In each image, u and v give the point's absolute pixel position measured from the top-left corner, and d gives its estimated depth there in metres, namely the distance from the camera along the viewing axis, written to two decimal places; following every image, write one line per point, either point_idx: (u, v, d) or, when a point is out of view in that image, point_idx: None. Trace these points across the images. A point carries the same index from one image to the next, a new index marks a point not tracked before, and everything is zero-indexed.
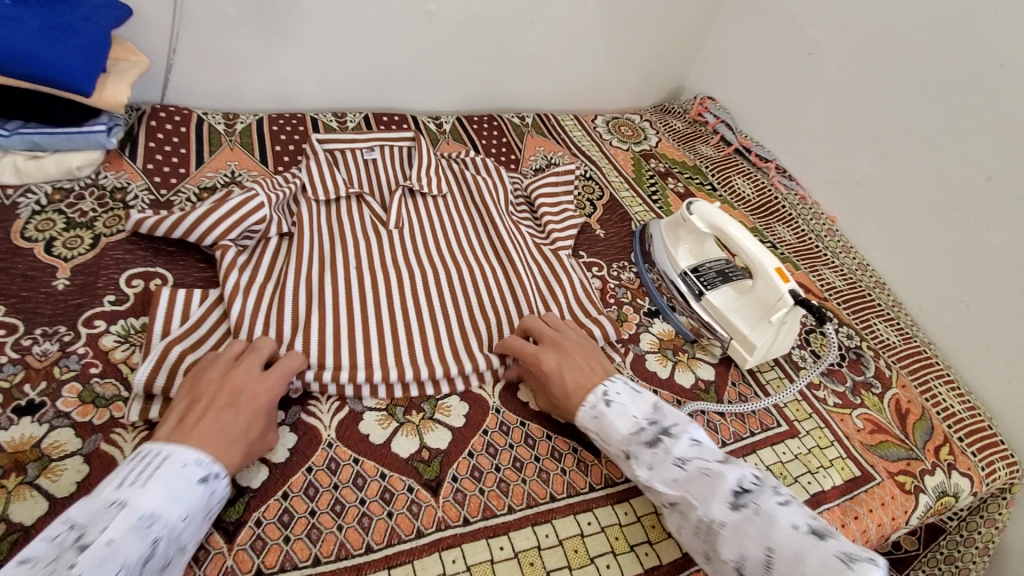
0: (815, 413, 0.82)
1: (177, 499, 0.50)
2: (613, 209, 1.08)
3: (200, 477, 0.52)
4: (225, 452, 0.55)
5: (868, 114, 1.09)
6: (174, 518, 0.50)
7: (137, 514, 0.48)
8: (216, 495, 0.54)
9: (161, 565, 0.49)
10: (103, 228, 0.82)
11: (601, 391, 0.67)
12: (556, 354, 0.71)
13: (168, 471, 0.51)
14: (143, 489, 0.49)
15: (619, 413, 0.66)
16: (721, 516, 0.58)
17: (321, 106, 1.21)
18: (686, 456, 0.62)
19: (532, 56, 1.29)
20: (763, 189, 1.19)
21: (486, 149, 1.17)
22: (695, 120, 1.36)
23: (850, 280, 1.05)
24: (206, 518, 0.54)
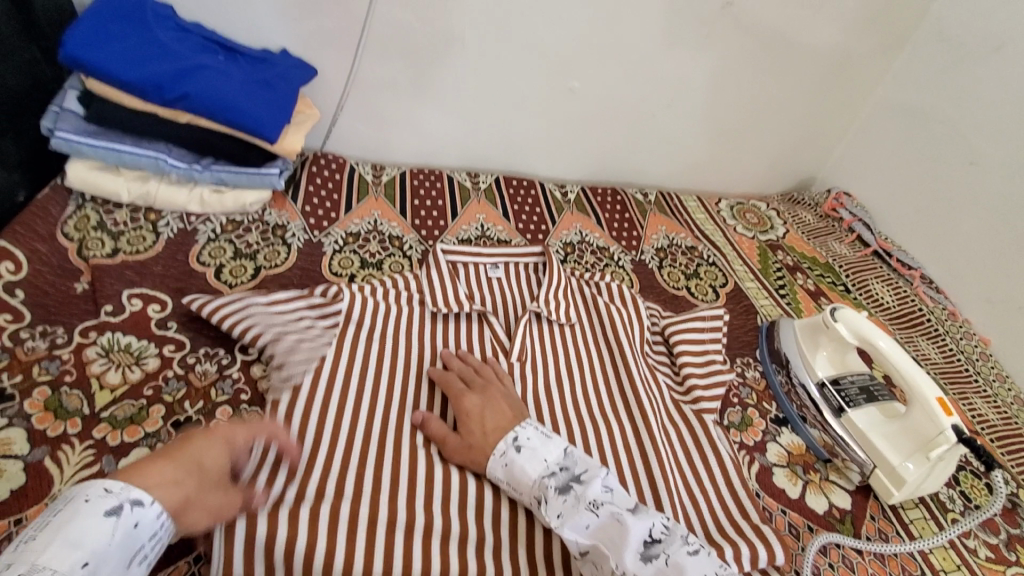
0: (965, 567, 0.70)
1: (74, 543, 0.41)
2: (738, 299, 1.04)
3: (108, 510, 0.43)
4: (171, 483, 0.49)
5: None
6: (71, 565, 0.40)
7: (15, 570, 0.38)
8: (137, 534, 0.45)
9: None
10: (264, 261, 0.90)
11: (511, 438, 0.66)
12: (481, 396, 0.72)
13: (67, 516, 0.42)
14: (33, 539, 0.40)
15: (528, 458, 0.64)
16: (631, 567, 0.54)
17: (456, 165, 1.28)
18: (598, 500, 0.60)
19: (664, 136, 1.31)
20: (904, 297, 1.10)
21: (609, 223, 1.18)
22: (827, 214, 1.31)
23: (1005, 415, 0.93)
24: (123, 565, 0.43)
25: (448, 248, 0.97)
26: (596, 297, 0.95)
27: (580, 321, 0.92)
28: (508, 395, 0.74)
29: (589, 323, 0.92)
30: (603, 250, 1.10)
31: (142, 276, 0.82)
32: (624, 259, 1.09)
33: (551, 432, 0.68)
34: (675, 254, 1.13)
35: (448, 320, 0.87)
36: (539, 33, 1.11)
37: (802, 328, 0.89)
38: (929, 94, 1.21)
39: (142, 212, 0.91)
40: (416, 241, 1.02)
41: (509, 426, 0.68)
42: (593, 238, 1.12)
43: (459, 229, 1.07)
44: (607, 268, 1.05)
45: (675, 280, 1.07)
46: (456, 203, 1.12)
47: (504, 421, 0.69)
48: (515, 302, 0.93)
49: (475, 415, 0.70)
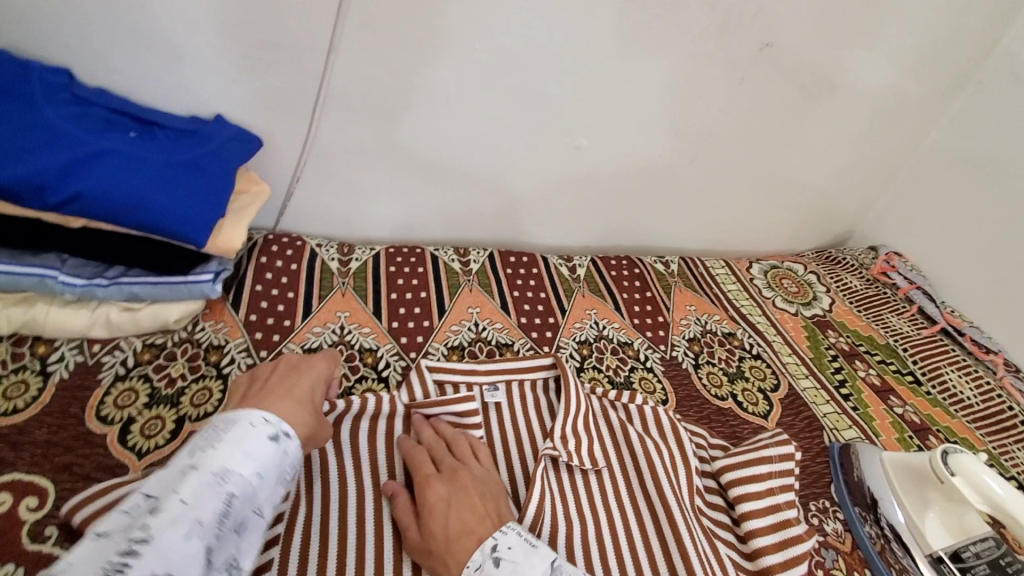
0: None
1: (250, 455, 0.46)
2: (797, 409, 0.85)
3: (269, 436, 0.49)
4: (296, 411, 0.53)
5: None
6: (248, 474, 0.45)
7: (209, 471, 0.44)
8: (289, 456, 0.50)
9: (239, 527, 0.44)
10: (190, 406, 0.68)
11: (489, 547, 0.52)
12: (446, 483, 0.59)
13: (239, 429, 0.48)
14: (215, 450, 0.45)
15: (507, 575, 0.50)
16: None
17: (442, 237, 1.07)
18: None
19: (685, 194, 1.12)
20: (988, 391, 0.92)
21: (629, 305, 0.98)
22: (876, 278, 1.12)
23: None
24: (280, 482, 0.49)
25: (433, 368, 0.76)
26: (625, 424, 0.76)
27: (610, 463, 0.72)
28: (482, 479, 0.61)
29: (619, 461, 0.72)
30: (626, 346, 0.90)
31: (16, 451, 0.59)
32: (652, 357, 0.90)
33: (537, 540, 0.54)
34: (710, 346, 0.93)
35: None
36: (539, 86, 0.91)
37: (896, 467, 0.69)
38: (998, 144, 1.03)
39: (28, 345, 0.69)
40: (393, 354, 0.81)
41: (482, 531, 0.54)
42: (612, 330, 0.93)
43: (447, 332, 0.85)
44: (634, 373, 0.86)
45: (716, 384, 0.87)
46: (442, 294, 0.91)
47: (465, 511, 0.56)
48: (522, 436, 0.72)
49: (439, 509, 0.56)
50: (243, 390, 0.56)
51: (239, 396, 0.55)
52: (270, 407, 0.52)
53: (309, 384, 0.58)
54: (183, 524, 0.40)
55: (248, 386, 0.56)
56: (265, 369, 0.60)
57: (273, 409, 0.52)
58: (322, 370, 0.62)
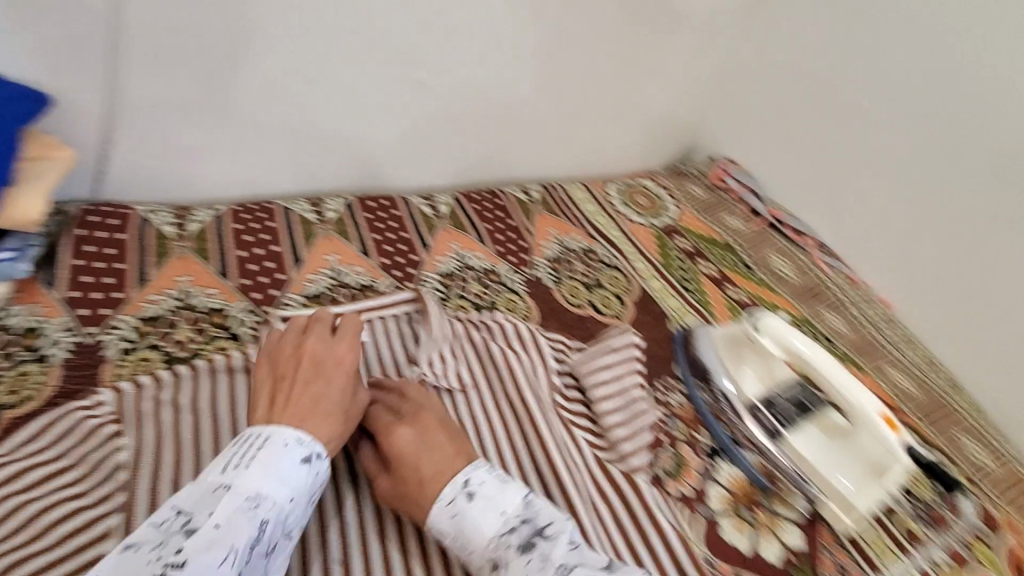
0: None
1: (282, 479, 0.51)
2: (646, 306, 0.93)
3: (302, 458, 0.54)
4: (327, 426, 0.57)
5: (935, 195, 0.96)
6: (282, 499, 0.51)
7: (243, 495, 0.49)
8: (319, 476, 0.55)
9: (268, 548, 0.50)
10: (6, 395, 0.63)
11: (461, 482, 0.57)
12: (415, 432, 0.61)
13: (270, 451, 0.52)
14: (248, 472, 0.50)
15: (482, 507, 0.56)
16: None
17: (294, 191, 1.02)
18: (567, 563, 0.52)
19: (538, 123, 1.13)
20: (805, 269, 1.05)
21: (492, 235, 1.00)
22: (715, 185, 1.23)
23: (922, 384, 0.89)
24: (308, 502, 0.54)
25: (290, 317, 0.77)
26: (488, 342, 0.79)
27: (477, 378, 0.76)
28: (443, 418, 0.64)
29: (484, 376, 0.76)
30: (489, 273, 0.93)
31: None
32: (516, 281, 0.93)
33: (509, 476, 0.59)
34: (571, 263, 0.99)
35: None
36: (368, 17, 0.88)
37: (722, 339, 0.79)
38: (801, 51, 1.15)
39: None
40: (246, 310, 0.78)
41: (449, 470, 0.58)
42: (475, 260, 0.94)
43: (304, 282, 0.83)
44: (499, 297, 0.89)
45: (575, 295, 0.93)
46: (296, 245, 0.88)
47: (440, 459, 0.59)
48: (388, 366, 0.74)
49: (408, 457, 0.59)
50: (272, 390, 0.59)
51: (266, 401, 0.58)
52: (305, 428, 0.56)
53: (340, 395, 0.61)
54: (215, 551, 0.46)
55: (282, 385, 0.59)
56: (290, 362, 0.62)
57: (307, 427, 0.56)
58: (354, 347, 0.66)
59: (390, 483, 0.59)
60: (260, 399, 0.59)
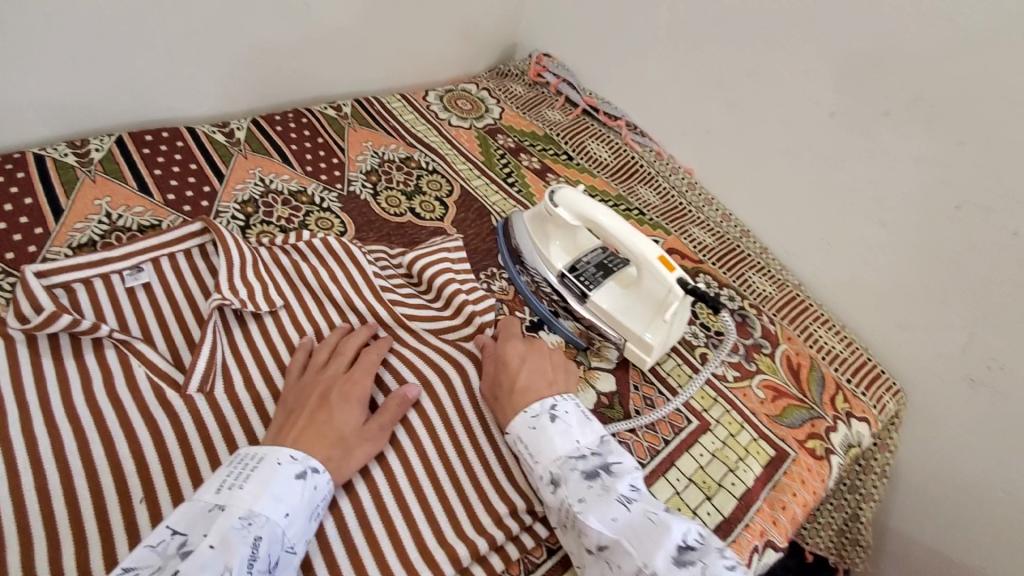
0: (747, 423, 0.72)
1: (278, 497, 0.50)
2: (468, 205, 0.94)
3: (296, 474, 0.52)
4: (322, 446, 0.56)
5: (718, 63, 0.99)
6: (276, 516, 0.49)
7: (237, 515, 0.48)
8: (320, 492, 0.53)
9: (270, 565, 0.48)
10: None
11: (550, 404, 0.63)
12: (526, 346, 0.69)
13: (264, 469, 0.51)
14: (242, 490, 0.49)
15: (561, 431, 0.61)
16: (661, 568, 0.51)
17: (48, 138, 0.87)
18: (628, 496, 0.56)
19: (331, 31, 1.03)
20: (619, 150, 1.10)
21: (299, 156, 0.94)
22: (534, 82, 1.23)
23: (719, 236, 1.00)
24: (312, 518, 0.53)
25: (48, 270, 0.65)
26: (299, 261, 0.76)
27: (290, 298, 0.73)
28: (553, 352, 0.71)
29: (299, 296, 0.73)
30: (298, 194, 0.87)
31: None
32: (329, 198, 0.88)
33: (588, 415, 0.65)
34: (388, 174, 0.95)
35: (85, 374, 0.61)
36: None
37: (532, 219, 0.81)
38: None
39: None
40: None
41: (546, 390, 0.64)
42: (280, 182, 0.88)
43: (69, 233, 0.74)
44: (309, 217, 0.84)
45: (395, 205, 0.91)
46: (55, 193, 0.77)
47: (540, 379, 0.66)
48: (183, 301, 0.70)
49: (513, 365, 0.66)
50: (284, 414, 0.59)
51: (275, 425, 0.58)
52: (302, 443, 0.55)
53: (349, 421, 0.59)
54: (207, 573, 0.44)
55: (286, 415, 0.59)
56: (306, 387, 0.62)
57: (301, 446, 0.55)
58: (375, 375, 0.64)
59: (493, 392, 0.65)
60: (272, 424, 0.58)
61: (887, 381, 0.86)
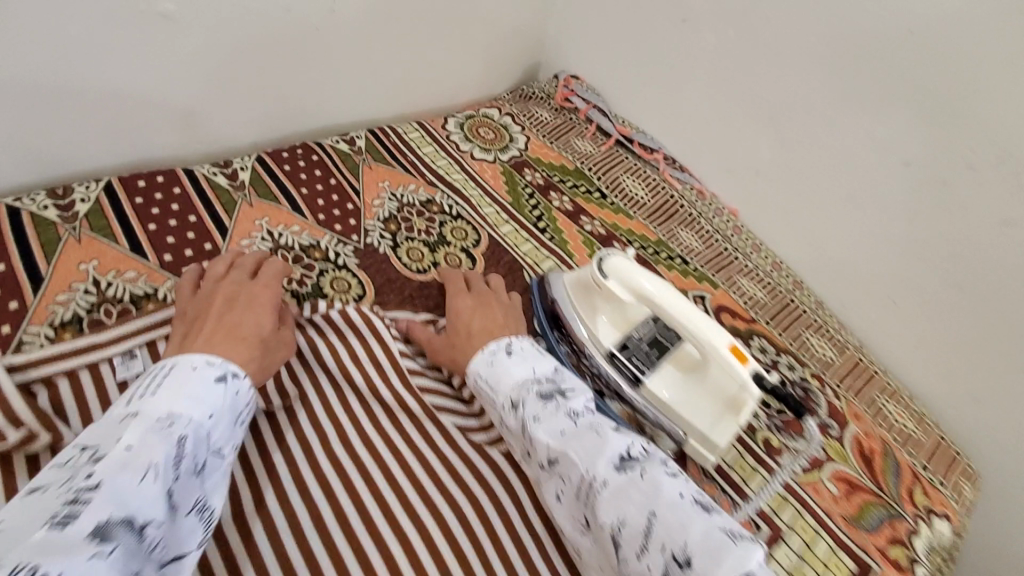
0: (822, 527, 0.66)
1: (197, 399, 0.49)
2: (497, 257, 0.85)
3: (215, 377, 0.52)
4: (244, 347, 0.56)
5: (771, 97, 0.90)
6: (200, 416, 0.48)
7: (154, 417, 0.46)
8: (241, 397, 0.53)
9: (196, 467, 0.47)
10: None
11: (505, 343, 0.66)
12: (473, 298, 0.72)
13: (182, 375, 0.50)
14: (157, 397, 0.47)
15: (518, 362, 0.64)
16: (601, 473, 0.52)
17: (22, 185, 0.76)
18: (578, 413, 0.59)
19: (343, 57, 0.93)
20: (656, 187, 1.01)
21: (310, 202, 0.84)
22: (561, 107, 1.13)
23: (770, 288, 0.91)
24: (235, 424, 0.52)
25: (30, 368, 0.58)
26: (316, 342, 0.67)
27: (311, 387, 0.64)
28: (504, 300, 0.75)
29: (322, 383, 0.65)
30: (310, 250, 0.78)
31: None
32: (345, 253, 0.79)
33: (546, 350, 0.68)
34: (408, 221, 0.86)
35: None
36: None
37: (574, 284, 0.72)
38: None
39: None
40: None
41: (498, 331, 0.68)
42: (290, 235, 0.79)
43: (51, 307, 0.64)
44: (324, 278, 0.75)
45: (419, 259, 0.82)
46: (33, 258, 0.67)
47: (491, 322, 0.70)
48: None
49: (465, 315, 0.70)
50: (186, 327, 0.57)
51: (182, 335, 0.56)
52: (212, 348, 0.54)
53: (259, 323, 0.59)
54: (131, 469, 0.41)
55: (192, 326, 0.57)
56: (205, 303, 0.60)
57: (217, 350, 0.54)
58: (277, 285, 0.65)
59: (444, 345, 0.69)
60: (175, 336, 0.57)
61: (965, 466, 0.82)
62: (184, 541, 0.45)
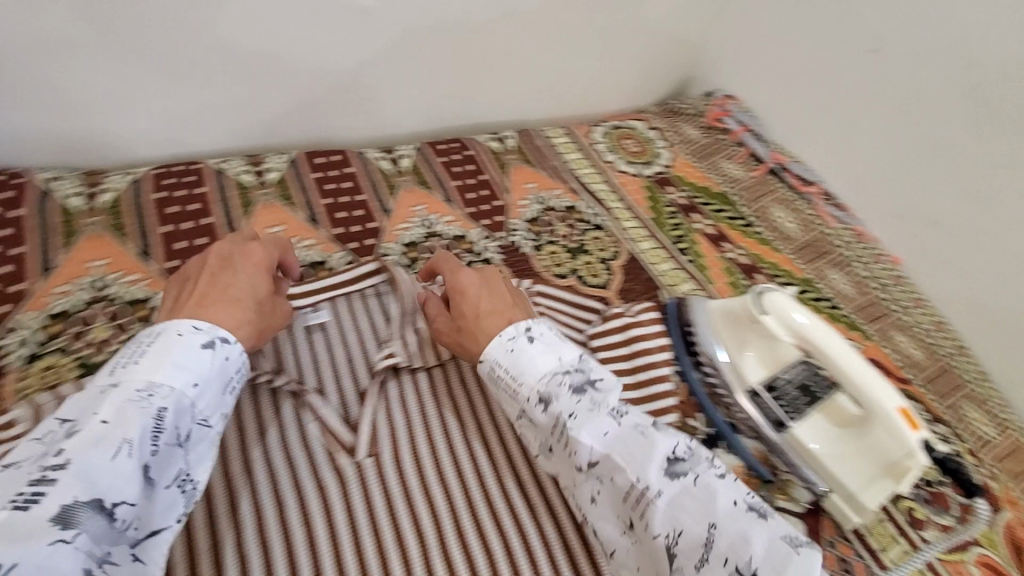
0: None
1: (180, 365, 0.47)
2: (635, 273, 0.85)
3: (201, 344, 0.49)
4: (234, 314, 0.53)
5: (959, 142, 0.84)
6: (181, 385, 0.46)
7: (134, 388, 0.45)
8: (231, 361, 0.51)
9: (179, 438, 0.46)
10: None
11: (523, 326, 0.59)
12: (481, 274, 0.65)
13: (162, 344, 0.48)
14: (136, 365, 0.46)
15: (543, 348, 0.58)
16: (654, 482, 0.49)
17: (228, 149, 0.88)
18: (616, 409, 0.54)
19: (512, 61, 0.96)
20: (808, 222, 0.96)
21: (462, 194, 0.88)
22: (712, 125, 1.10)
23: (926, 347, 0.84)
24: (224, 391, 0.50)
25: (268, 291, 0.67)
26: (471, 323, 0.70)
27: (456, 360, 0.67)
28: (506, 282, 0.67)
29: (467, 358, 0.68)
30: (460, 240, 0.82)
31: None
32: (490, 248, 0.83)
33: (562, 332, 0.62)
34: (551, 225, 0.88)
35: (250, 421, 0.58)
36: None
37: (721, 316, 0.69)
38: None
39: None
40: None
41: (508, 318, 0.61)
42: (443, 225, 0.84)
43: None
44: (470, 268, 0.80)
45: (558, 263, 0.83)
46: (232, 216, 0.77)
47: (500, 304, 0.62)
48: (343, 360, 0.65)
49: (470, 293, 0.63)
50: (176, 295, 0.55)
51: (172, 301, 0.53)
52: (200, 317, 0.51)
53: (251, 285, 0.57)
54: (105, 445, 0.41)
55: (187, 289, 0.54)
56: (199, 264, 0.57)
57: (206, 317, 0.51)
58: (274, 247, 0.63)
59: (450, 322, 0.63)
60: (167, 302, 0.54)
61: None
62: (161, 516, 0.44)
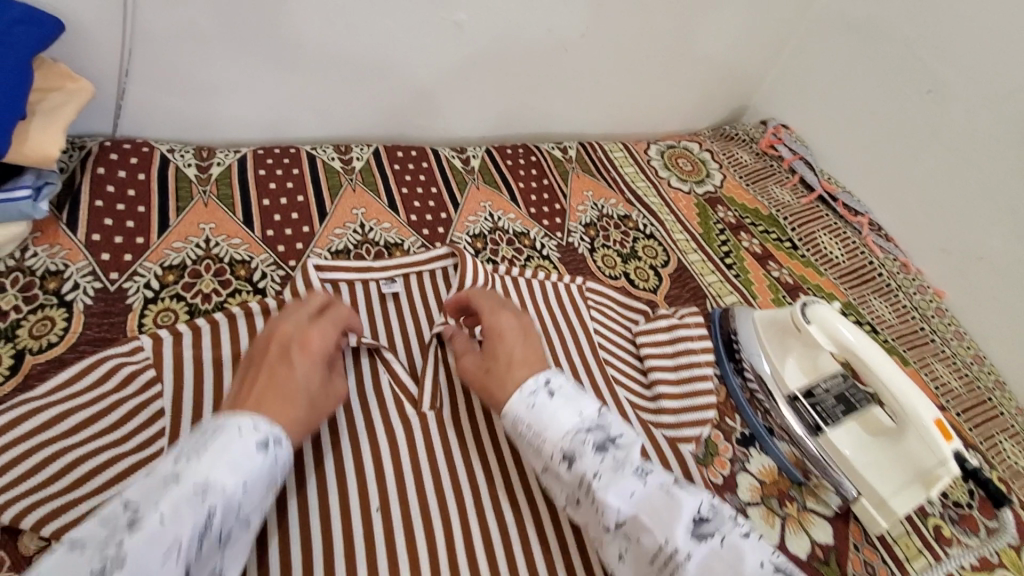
0: None
1: (233, 466, 0.43)
2: (683, 281, 0.89)
3: (257, 444, 0.46)
4: (291, 411, 0.50)
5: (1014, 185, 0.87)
6: (231, 485, 0.43)
7: (191, 484, 0.41)
8: (278, 463, 0.47)
9: (222, 536, 0.43)
10: (29, 338, 0.62)
11: (542, 378, 0.57)
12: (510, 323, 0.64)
13: (223, 439, 0.44)
14: (200, 460, 0.42)
15: (566, 404, 0.55)
16: (683, 544, 0.46)
17: (318, 137, 0.97)
18: (645, 468, 0.51)
19: (582, 78, 1.03)
20: (854, 249, 0.99)
21: (525, 196, 0.95)
22: (765, 152, 1.15)
23: (966, 380, 0.87)
24: (268, 489, 0.46)
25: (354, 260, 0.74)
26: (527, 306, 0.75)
27: None
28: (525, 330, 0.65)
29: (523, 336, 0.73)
30: (522, 237, 0.89)
31: None
32: (548, 246, 0.89)
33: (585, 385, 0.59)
34: (606, 231, 0.94)
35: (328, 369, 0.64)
36: None
37: (764, 323, 0.74)
38: (879, 7, 1.00)
39: None
40: (270, 264, 0.76)
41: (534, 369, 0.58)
42: (507, 221, 0.90)
43: (330, 237, 0.81)
44: (529, 262, 0.86)
45: (611, 266, 0.89)
46: (322, 196, 0.85)
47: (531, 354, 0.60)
48: (410, 330, 0.72)
49: (500, 339, 0.62)
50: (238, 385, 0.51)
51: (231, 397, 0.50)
52: (256, 411, 0.48)
53: (307, 377, 0.53)
54: (158, 548, 0.38)
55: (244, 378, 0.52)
56: (260, 350, 0.55)
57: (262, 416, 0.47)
58: (335, 333, 0.59)
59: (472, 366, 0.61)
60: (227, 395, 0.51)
61: None
62: None
